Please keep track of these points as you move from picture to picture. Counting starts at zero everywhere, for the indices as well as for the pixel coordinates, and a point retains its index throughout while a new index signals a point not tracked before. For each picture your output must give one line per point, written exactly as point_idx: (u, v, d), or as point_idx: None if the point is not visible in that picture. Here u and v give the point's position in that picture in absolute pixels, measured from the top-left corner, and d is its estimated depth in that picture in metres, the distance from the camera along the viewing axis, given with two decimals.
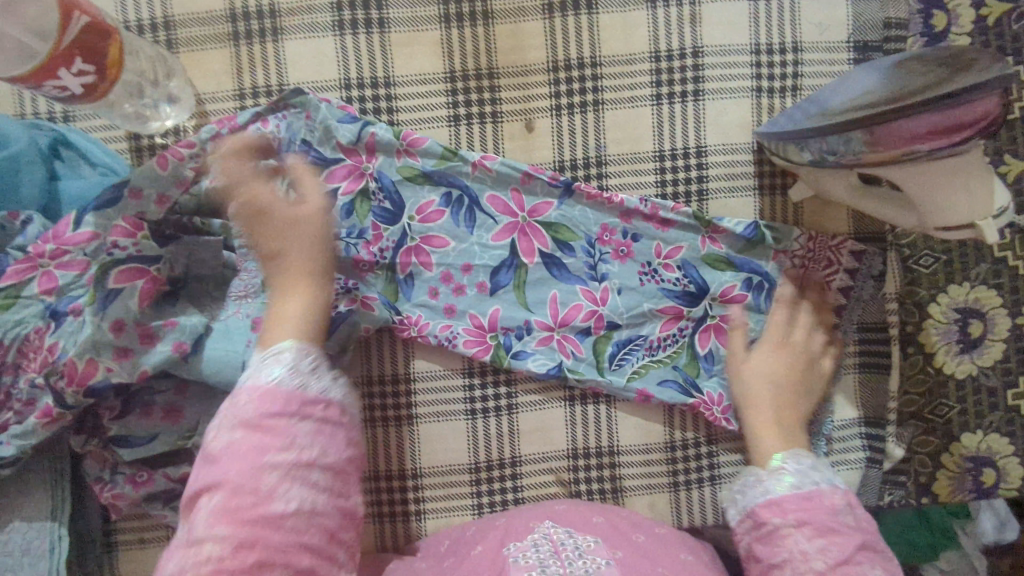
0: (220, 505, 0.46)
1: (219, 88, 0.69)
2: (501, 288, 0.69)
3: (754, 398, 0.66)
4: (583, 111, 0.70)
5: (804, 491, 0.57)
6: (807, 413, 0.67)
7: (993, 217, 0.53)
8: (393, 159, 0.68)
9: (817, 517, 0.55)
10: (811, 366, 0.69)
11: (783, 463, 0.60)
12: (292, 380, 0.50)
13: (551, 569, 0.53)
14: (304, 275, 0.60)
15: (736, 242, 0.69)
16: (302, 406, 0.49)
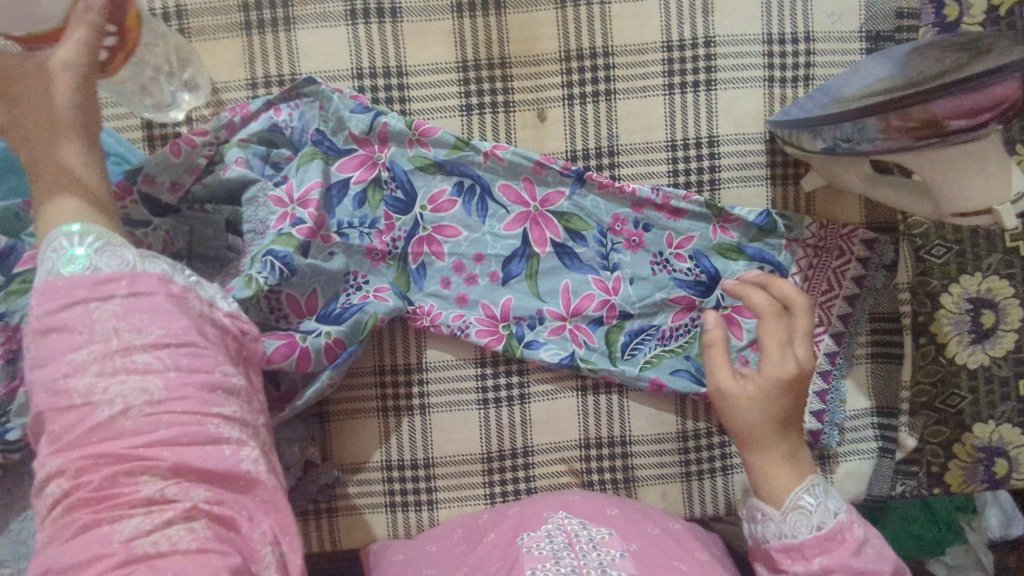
0: (53, 433, 0.38)
1: (232, 77, 0.69)
2: (513, 278, 0.70)
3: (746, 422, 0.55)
4: (595, 101, 0.70)
5: (827, 531, 0.50)
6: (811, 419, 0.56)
7: (1010, 203, 0.53)
8: (405, 149, 0.69)
9: (842, 562, 0.49)
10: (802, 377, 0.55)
11: (799, 500, 0.52)
12: (81, 266, 0.40)
13: (566, 561, 0.52)
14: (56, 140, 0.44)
15: (748, 231, 0.70)
16: (97, 286, 0.40)
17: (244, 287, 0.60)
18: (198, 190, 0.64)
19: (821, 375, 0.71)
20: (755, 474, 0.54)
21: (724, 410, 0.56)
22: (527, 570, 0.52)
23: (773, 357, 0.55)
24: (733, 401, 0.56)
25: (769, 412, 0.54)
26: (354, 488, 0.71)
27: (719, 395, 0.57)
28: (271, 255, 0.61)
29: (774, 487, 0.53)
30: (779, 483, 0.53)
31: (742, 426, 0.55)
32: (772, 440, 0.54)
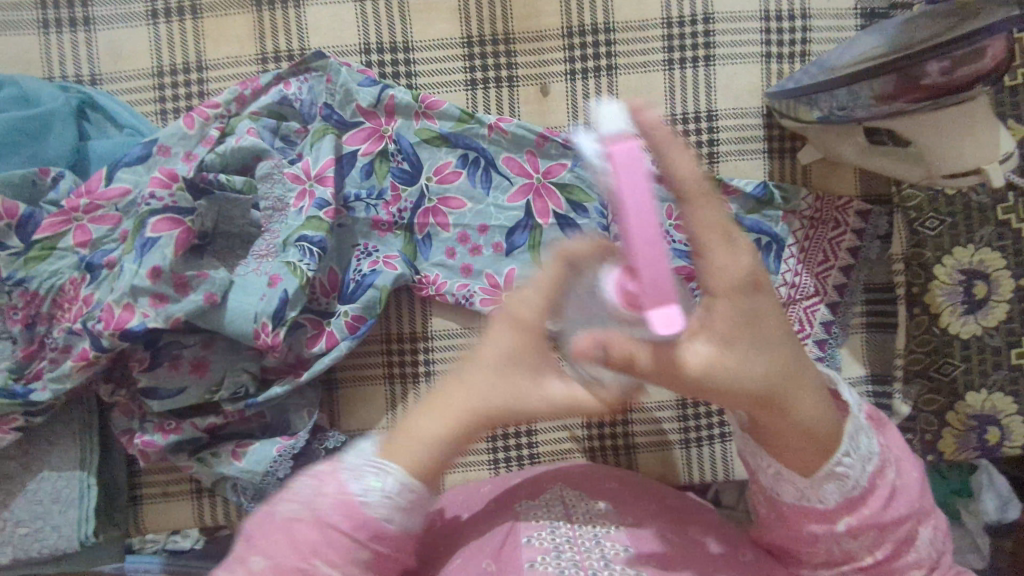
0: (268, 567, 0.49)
1: (242, 52, 0.71)
2: (517, 249, 0.71)
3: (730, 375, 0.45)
4: (597, 76, 0.72)
5: (861, 491, 0.48)
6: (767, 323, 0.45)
7: (999, 162, 0.55)
8: (411, 122, 0.70)
9: (870, 518, 0.48)
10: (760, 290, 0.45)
11: (836, 467, 0.47)
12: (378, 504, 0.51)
13: (561, 530, 0.55)
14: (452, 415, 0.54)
15: (746, 203, 0.72)
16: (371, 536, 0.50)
17: (290, 276, 0.63)
18: (212, 159, 0.65)
19: (816, 344, 0.73)
20: (783, 441, 0.48)
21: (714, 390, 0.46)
22: (523, 538, 0.54)
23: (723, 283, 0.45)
24: (720, 372, 0.45)
25: (765, 360, 0.45)
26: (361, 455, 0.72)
27: (703, 376, 0.45)
28: (305, 240, 0.63)
29: (816, 453, 0.47)
30: (812, 442, 0.47)
31: (750, 395, 0.46)
32: (790, 395, 0.46)
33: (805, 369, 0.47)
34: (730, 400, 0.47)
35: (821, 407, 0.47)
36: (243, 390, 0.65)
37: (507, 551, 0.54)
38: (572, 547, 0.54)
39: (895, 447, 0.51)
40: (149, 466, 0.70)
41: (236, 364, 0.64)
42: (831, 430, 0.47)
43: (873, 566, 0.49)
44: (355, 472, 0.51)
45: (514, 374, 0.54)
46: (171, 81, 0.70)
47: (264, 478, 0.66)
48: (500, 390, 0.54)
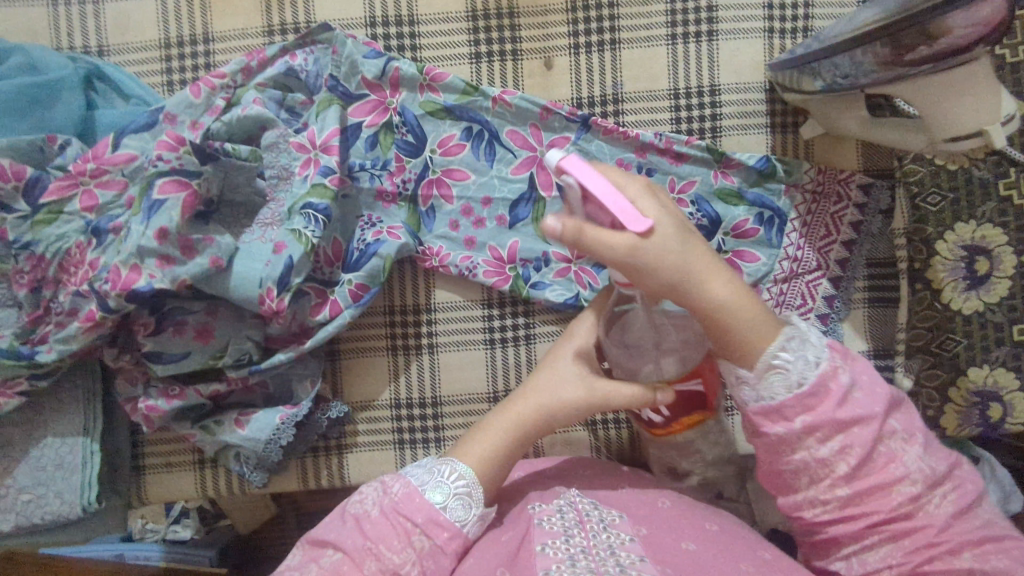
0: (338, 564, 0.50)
1: (248, 24, 0.71)
2: (520, 222, 0.72)
3: (661, 257, 0.49)
4: (600, 50, 0.72)
5: (809, 386, 0.50)
6: (679, 218, 0.50)
7: (999, 124, 0.56)
8: (416, 94, 0.71)
9: (825, 416, 0.49)
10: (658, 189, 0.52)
11: (775, 360, 0.51)
12: (440, 497, 0.52)
13: (575, 540, 0.51)
14: (522, 421, 0.57)
15: (749, 176, 0.72)
16: (431, 527, 0.51)
17: (293, 243, 0.63)
18: (219, 127, 0.65)
19: (819, 318, 0.73)
20: (718, 320, 0.51)
21: (646, 272, 0.49)
22: (538, 545, 0.50)
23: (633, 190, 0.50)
24: (650, 253, 0.48)
25: (686, 242, 0.49)
26: (364, 425, 0.73)
27: (635, 252, 0.48)
28: (309, 207, 0.64)
29: (750, 333, 0.51)
30: (744, 319, 0.51)
31: (677, 276, 0.50)
32: (709, 273, 0.51)
33: (717, 254, 0.52)
34: (659, 287, 0.50)
35: (740, 288, 0.52)
36: (246, 357, 0.65)
37: (521, 557, 0.50)
38: (589, 556, 0.49)
39: (866, 370, 0.53)
40: (152, 436, 0.70)
41: (240, 332, 0.65)
42: (758, 309, 0.51)
43: (849, 476, 0.50)
44: (427, 471, 0.54)
45: (564, 374, 0.58)
46: (178, 53, 0.71)
47: (266, 446, 0.66)
48: (554, 395, 0.57)
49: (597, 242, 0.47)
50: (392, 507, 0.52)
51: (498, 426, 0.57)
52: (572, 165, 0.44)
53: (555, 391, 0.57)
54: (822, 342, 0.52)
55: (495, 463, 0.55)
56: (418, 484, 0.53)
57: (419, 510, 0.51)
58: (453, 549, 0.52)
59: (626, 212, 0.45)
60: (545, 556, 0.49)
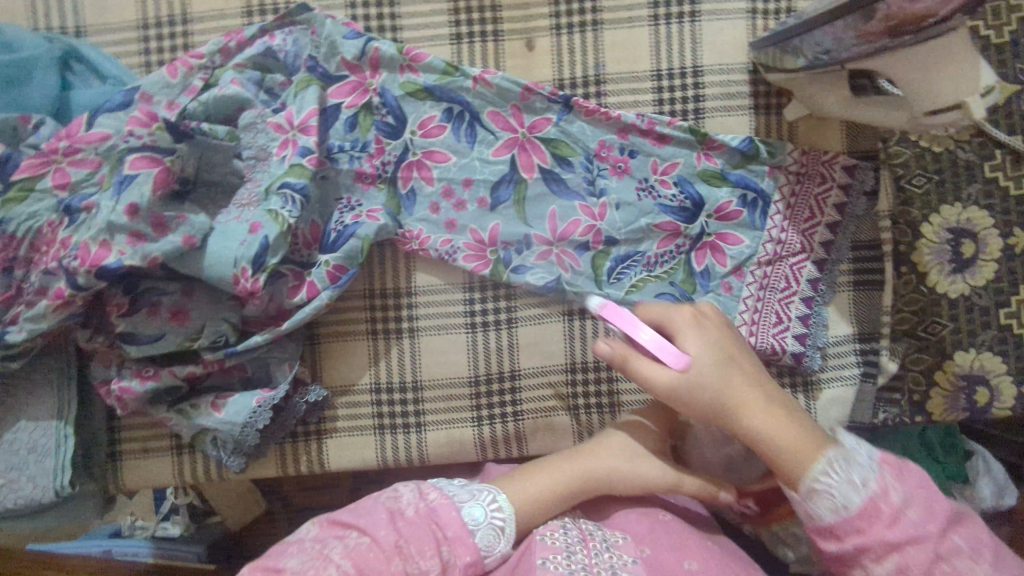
0: (360, 548, 0.51)
1: (226, 5, 0.70)
2: (501, 204, 0.71)
3: (697, 390, 0.57)
4: (582, 31, 0.71)
5: (855, 508, 0.50)
6: (723, 359, 0.58)
7: (980, 95, 0.56)
8: (396, 75, 0.70)
9: (876, 538, 0.49)
10: (710, 325, 0.60)
11: (816, 484, 0.52)
12: (482, 519, 0.56)
13: (578, 556, 0.55)
14: (579, 485, 0.62)
15: (732, 157, 0.72)
16: (457, 537, 0.54)
17: (270, 223, 0.62)
18: (196, 108, 0.65)
19: (803, 301, 0.72)
20: (760, 447, 0.56)
21: (684, 403, 0.58)
22: (539, 559, 0.55)
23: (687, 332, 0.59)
24: (682, 386, 0.57)
25: (719, 375, 0.57)
26: (343, 411, 0.72)
27: (671, 383, 0.57)
28: (287, 187, 0.63)
29: (792, 458, 0.54)
30: (786, 446, 0.54)
31: (712, 406, 0.57)
32: (750, 404, 0.57)
33: (766, 390, 0.58)
34: (701, 414, 0.58)
35: (784, 415, 0.56)
36: (223, 339, 0.64)
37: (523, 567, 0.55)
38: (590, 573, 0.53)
39: (922, 486, 0.51)
40: (128, 419, 0.69)
41: (217, 314, 0.64)
42: (798, 434, 0.54)
43: None
44: (471, 496, 0.58)
45: (636, 452, 0.64)
46: (156, 34, 0.70)
47: (243, 430, 0.65)
48: (625, 466, 0.63)
49: (637, 370, 0.58)
50: (428, 511, 0.55)
51: (545, 472, 0.61)
52: (609, 314, 0.57)
53: (615, 462, 0.63)
54: (872, 462, 0.52)
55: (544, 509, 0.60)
56: (451, 493, 0.57)
57: (449, 523, 0.54)
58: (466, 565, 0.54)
59: (662, 348, 0.58)
60: (545, 568, 0.54)
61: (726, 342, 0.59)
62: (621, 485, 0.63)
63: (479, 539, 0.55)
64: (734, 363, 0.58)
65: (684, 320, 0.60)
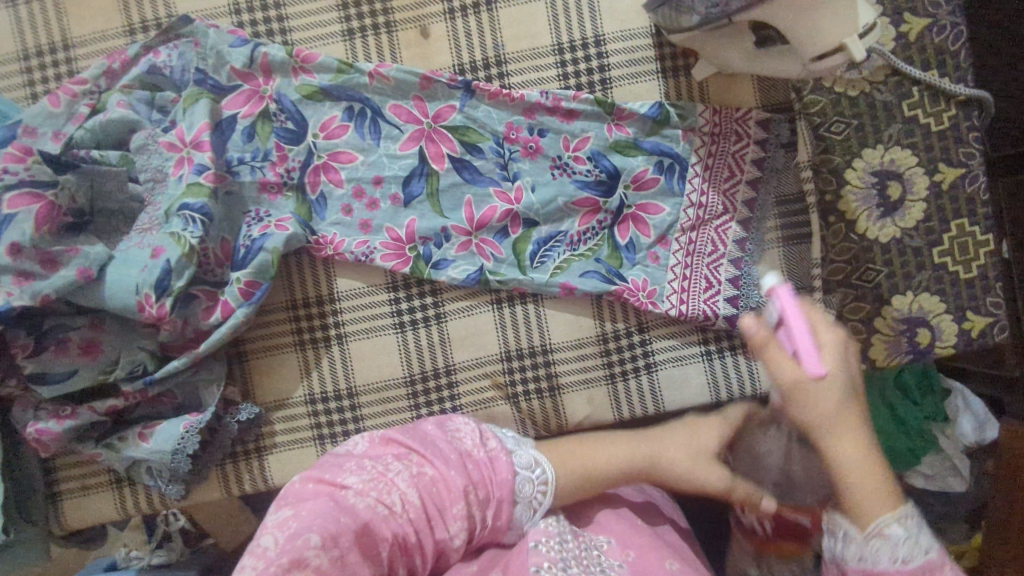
0: (429, 476, 0.55)
1: (108, 26, 0.68)
2: (414, 199, 0.70)
3: (816, 398, 0.52)
4: (477, 13, 0.69)
5: (915, 565, 0.48)
6: (854, 379, 0.53)
7: (858, 36, 0.56)
8: (290, 79, 0.68)
9: None
10: (855, 353, 0.54)
11: (887, 529, 0.49)
12: (525, 486, 0.58)
13: (569, 544, 0.56)
14: (640, 466, 0.63)
15: (644, 125, 0.70)
16: (502, 498, 0.56)
17: (172, 246, 0.61)
18: (82, 134, 0.64)
19: (732, 263, 0.71)
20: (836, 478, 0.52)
21: (799, 405, 0.53)
22: (531, 542, 0.55)
23: (830, 346, 0.53)
24: (808, 393, 0.52)
25: (847, 400, 0.52)
26: (280, 426, 0.71)
27: (798, 386, 0.52)
28: (185, 209, 0.62)
29: (859, 501, 0.51)
30: (858, 489, 0.51)
31: (822, 416, 0.52)
32: (850, 436, 0.52)
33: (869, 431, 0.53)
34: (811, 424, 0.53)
35: (875, 460, 0.52)
36: (141, 368, 0.64)
37: (517, 560, 0.54)
38: (580, 563, 0.54)
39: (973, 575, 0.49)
40: (61, 460, 0.68)
41: (132, 344, 0.63)
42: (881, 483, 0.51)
43: None
44: (526, 455, 0.60)
45: (702, 444, 0.65)
46: (39, 63, 0.68)
47: (174, 457, 0.64)
48: (688, 465, 0.63)
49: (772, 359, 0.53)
50: (488, 459, 0.57)
51: (613, 450, 0.63)
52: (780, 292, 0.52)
53: (684, 448, 0.64)
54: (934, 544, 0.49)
55: (593, 482, 0.62)
56: (509, 447, 0.59)
57: (501, 485, 0.56)
58: (505, 517, 0.56)
59: (808, 351, 0.51)
60: (538, 552, 0.54)
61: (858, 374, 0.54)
62: (681, 475, 0.63)
63: (520, 508, 0.57)
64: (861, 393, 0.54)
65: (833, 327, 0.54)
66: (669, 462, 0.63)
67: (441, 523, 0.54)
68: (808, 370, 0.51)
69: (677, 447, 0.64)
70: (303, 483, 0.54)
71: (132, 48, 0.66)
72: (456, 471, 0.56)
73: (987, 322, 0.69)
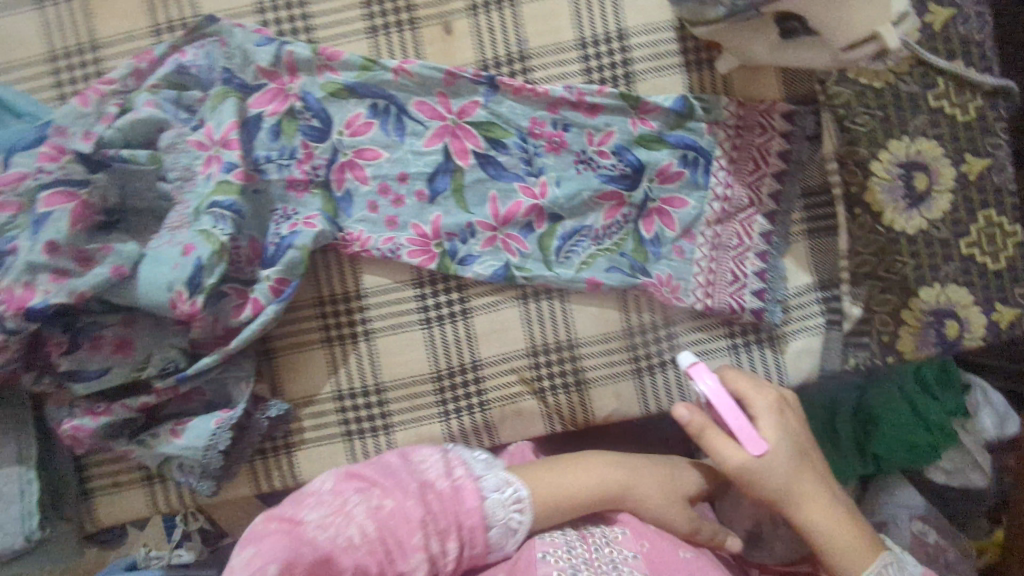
0: (386, 510, 0.56)
1: (134, 26, 0.69)
2: (440, 195, 0.70)
3: (766, 474, 0.60)
4: (500, 8, 0.70)
5: None
6: (792, 438, 0.61)
7: (891, 24, 0.56)
8: (315, 77, 0.69)
9: None
10: (788, 412, 0.63)
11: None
12: (494, 510, 0.59)
13: (577, 550, 0.59)
14: (613, 499, 0.64)
15: (667, 119, 0.70)
16: (465, 530, 0.57)
17: (203, 244, 0.61)
18: (112, 135, 0.63)
19: (758, 256, 0.70)
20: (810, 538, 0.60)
21: (752, 483, 0.61)
22: (539, 552, 0.58)
23: (764, 417, 0.61)
24: (756, 470, 0.60)
25: (794, 465, 0.61)
26: (309, 422, 0.71)
27: (745, 469, 0.60)
28: (216, 206, 0.62)
29: (835, 552, 0.59)
30: (833, 542, 0.59)
31: (784, 491, 0.60)
32: (806, 502, 0.60)
33: (823, 485, 0.62)
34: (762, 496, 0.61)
35: (836, 510, 0.61)
36: (173, 365, 0.64)
37: (524, 560, 0.58)
38: (590, 567, 0.58)
39: None
40: (93, 457, 0.69)
41: (163, 341, 0.64)
42: (853, 534, 0.59)
43: None
44: (495, 483, 0.60)
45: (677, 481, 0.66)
46: (67, 64, 0.69)
47: (206, 453, 0.65)
48: (660, 502, 0.64)
49: (713, 444, 0.61)
50: (453, 489, 0.59)
51: (589, 476, 0.64)
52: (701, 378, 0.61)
53: (658, 484, 0.65)
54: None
55: (563, 510, 0.62)
56: (476, 474, 0.61)
57: (469, 513, 0.58)
58: (472, 540, 0.57)
59: (744, 431, 0.60)
60: (547, 561, 0.57)
61: (798, 433, 0.62)
62: (653, 511, 0.64)
63: (491, 533, 0.58)
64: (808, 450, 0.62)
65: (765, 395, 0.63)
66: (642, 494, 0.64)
67: (402, 556, 0.55)
68: (748, 451, 0.60)
69: (650, 482, 0.65)
70: (266, 522, 0.55)
71: (160, 48, 0.67)
72: (415, 505, 0.57)
73: (1015, 313, 0.69)
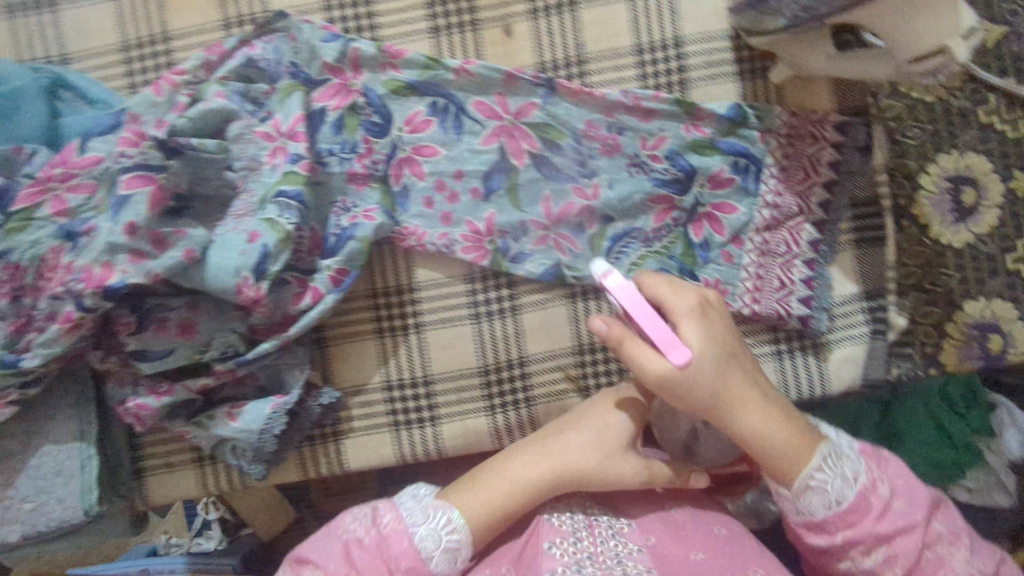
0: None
1: (205, 20, 0.71)
2: (494, 193, 0.71)
3: (692, 384, 0.57)
4: (560, 13, 0.71)
5: (847, 503, 0.57)
6: (716, 338, 0.58)
7: (961, 39, 0.57)
8: (378, 74, 0.71)
9: (867, 532, 0.56)
10: (710, 310, 0.59)
11: (812, 480, 0.57)
12: (430, 542, 0.57)
13: (583, 544, 0.59)
14: (551, 480, 0.61)
15: (720, 125, 0.71)
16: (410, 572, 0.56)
17: (269, 233, 0.63)
18: (183, 123, 0.64)
19: (805, 264, 0.71)
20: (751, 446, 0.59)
21: (677, 394, 0.58)
22: (545, 544, 0.59)
23: (682, 316, 0.58)
24: (681, 377, 0.57)
25: (719, 369, 0.58)
26: (357, 410, 0.73)
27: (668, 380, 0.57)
28: (282, 196, 0.64)
29: (779, 456, 0.58)
30: (775, 443, 0.58)
31: (710, 400, 0.58)
32: (737, 407, 0.58)
33: (754, 386, 0.60)
34: (692, 406, 0.59)
35: (771, 409, 0.59)
36: (232, 349, 0.66)
37: (529, 554, 0.60)
38: (595, 562, 0.57)
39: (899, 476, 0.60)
40: (148, 437, 0.71)
41: (223, 326, 0.65)
42: (792, 433, 0.58)
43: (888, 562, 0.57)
44: (421, 515, 0.59)
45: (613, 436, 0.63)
46: (139, 54, 0.71)
47: (261, 437, 0.67)
48: (599, 462, 0.61)
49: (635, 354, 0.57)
50: (381, 538, 0.57)
51: (516, 466, 0.62)
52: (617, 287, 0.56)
53: (590, 449, 0.62)
54: (855, 456, 0.59)
55: (503, 512, 0.60)
56: (405, 514, 0.59)
57: (402, 555, 0.56)
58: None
59: (666, 339, 0.56)
60: (552, 555, 0.58)
61: (720, 333, 0.59)
62: (601, 479, 0.61)
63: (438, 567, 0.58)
64: (734, 349, 0.59)
65: (682, 295, 0.59)
66: (579, 464, 0.61)
67: None
68: (671, 360, 0.56)
69: (582, 447, 0.62)
70: None
71: (230, 40, 0.69)
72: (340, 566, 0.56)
73: None
